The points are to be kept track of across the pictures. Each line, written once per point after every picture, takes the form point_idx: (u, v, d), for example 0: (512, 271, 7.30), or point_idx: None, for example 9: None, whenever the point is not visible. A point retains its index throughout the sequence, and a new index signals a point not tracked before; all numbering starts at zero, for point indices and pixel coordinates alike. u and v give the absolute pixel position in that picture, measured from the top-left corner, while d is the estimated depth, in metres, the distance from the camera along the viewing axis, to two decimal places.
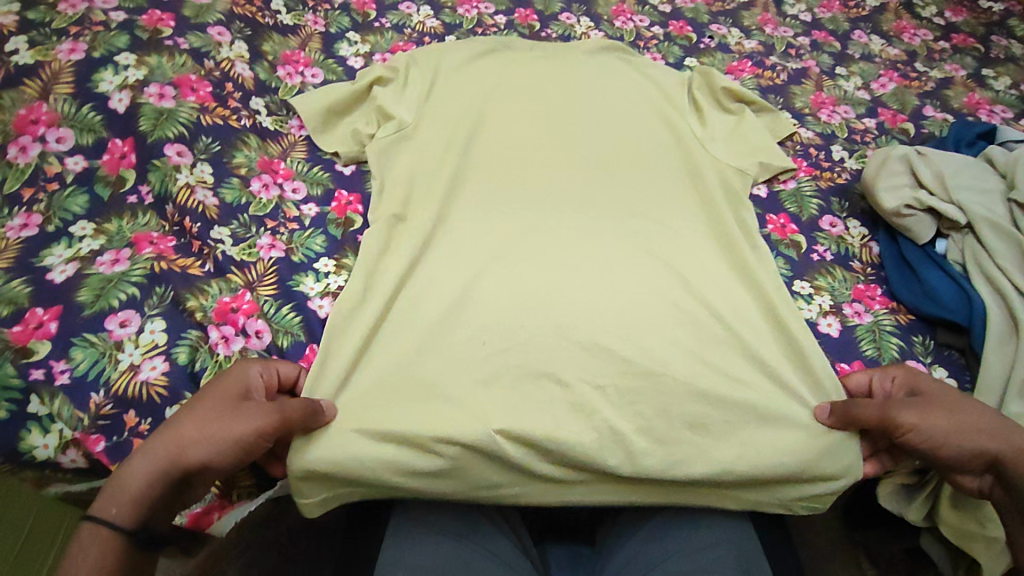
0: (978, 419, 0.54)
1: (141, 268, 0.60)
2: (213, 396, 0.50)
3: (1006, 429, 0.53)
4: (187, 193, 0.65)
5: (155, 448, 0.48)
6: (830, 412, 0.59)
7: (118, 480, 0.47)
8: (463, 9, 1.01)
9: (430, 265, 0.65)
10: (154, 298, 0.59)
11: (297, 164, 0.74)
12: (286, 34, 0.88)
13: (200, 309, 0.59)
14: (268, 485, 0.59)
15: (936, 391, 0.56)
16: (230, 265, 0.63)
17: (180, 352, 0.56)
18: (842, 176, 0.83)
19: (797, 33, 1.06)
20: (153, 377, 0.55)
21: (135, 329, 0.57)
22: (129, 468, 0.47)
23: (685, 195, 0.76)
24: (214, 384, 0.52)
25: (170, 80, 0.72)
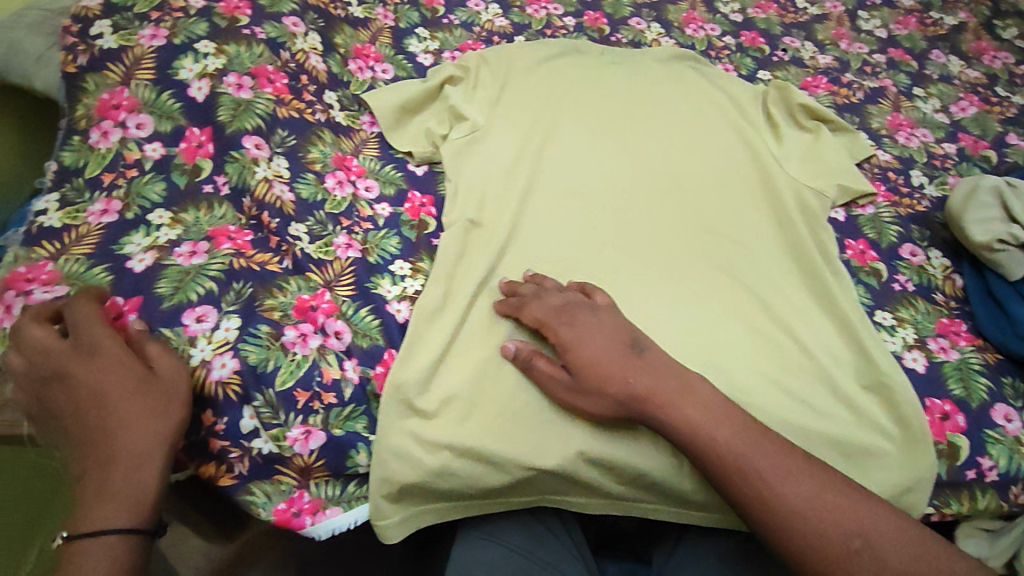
0: (601, 359, 0.53)
1: (219, 262, 0.59)
2: (127, 381, 0.49)
3: (619, 367, 0.53)
4: (265, 187, 0.65)
5: (138, 450, 0.47)
6: (515, 353, 0.56)
7: (122, 493, 0.46)
8: (532, 9, 1.00)
9: (506, 272, 0.64)
10: (231, 294, 0.58)
11: (369, 161, 0.74)
12: (356, 27, 0.87)
13: (278, 308, 0.58)
14: (343, 478, 0.56)
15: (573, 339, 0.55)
16: (308, 263, 0.62)
17: (249, 350, 0.55)
18: (921, 203, 0.80)
19: (873, 50, 1.03)
20: (225, 377, 0.53)
21: (211, 325, 0.55)
22: (126, 479, 0.46)
23: (762, 216, 0.74)
24: (98, 371, 0.49)
25: (248, 70, 0.71)
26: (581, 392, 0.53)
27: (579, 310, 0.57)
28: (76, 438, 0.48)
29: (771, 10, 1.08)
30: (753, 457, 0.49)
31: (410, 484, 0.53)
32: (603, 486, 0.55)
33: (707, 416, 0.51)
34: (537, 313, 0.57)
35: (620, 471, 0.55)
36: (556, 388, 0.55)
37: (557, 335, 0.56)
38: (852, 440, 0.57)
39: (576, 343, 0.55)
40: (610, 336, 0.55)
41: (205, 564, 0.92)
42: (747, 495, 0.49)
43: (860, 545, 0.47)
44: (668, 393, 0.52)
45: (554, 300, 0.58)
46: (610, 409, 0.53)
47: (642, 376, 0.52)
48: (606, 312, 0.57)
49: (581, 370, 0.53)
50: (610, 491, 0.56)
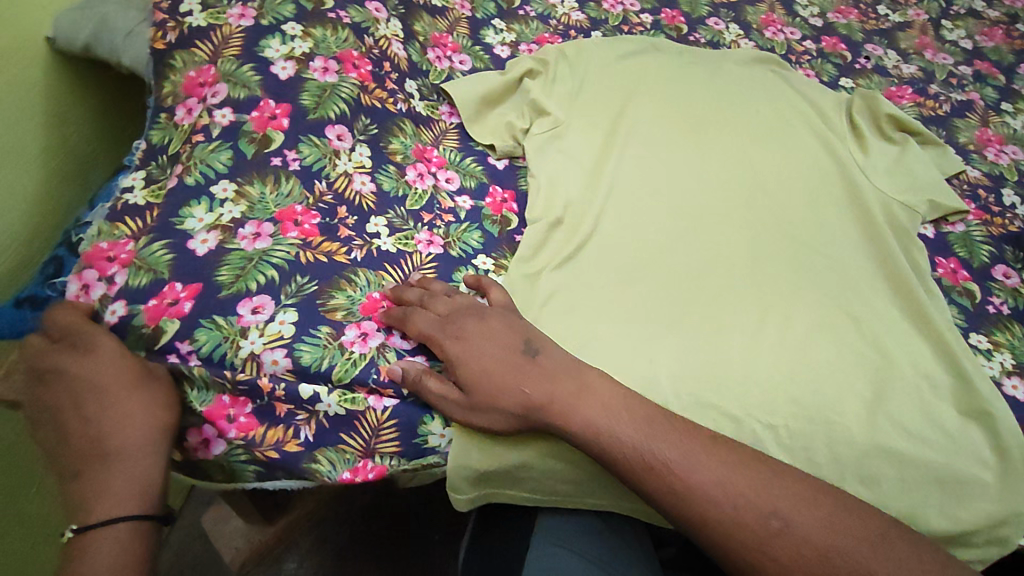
0: (490, 366, 0.51)
1: (284, 251, 0.57)
2: (123, 378, 0.49)
3: (511, 372, 0.51)
4: (345, 181, 0.64)
5: (142, 443, 0.49)
6: (402, 374, 0.53)
7: (126, 486, 0.48)
8: (609, 4, 0.98)
9: (587, 268, 0.63)
10: (291, 286, 0.55)
11: (449, 153, 0.73)
12: (434, 14, 0.86)
13: (343, 308, 0.56)
14: (412, 452, 0.54)
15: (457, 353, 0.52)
16: (382, 260, 0.60)
17: (304, 351, 0.53)
18: (1014, 224, 0.77)
19: (958, 62, 1.00)
20: (278, 373, 0.52)
21: (265, 317, 0.53)
22: (129, 472, 0.48)
23: (847, 227, 0.72)
24: (93, 369, 0.49)
25: (334, 54, 0.70)
26: (476, 408, 0.51)
27: (467, 316, 0.54)
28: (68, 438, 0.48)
29: (852, 16, 1.05)
30: (657, 449, 0.48)
31: (485, 470, 0.52)
32: None
33: (607, 414, 0.49)
34: (423, 326, 0.54)
35: None
36: (454, 408, 0.51)
37: (443, 350, 0.52)
38: (949, 467, 0.54)
39: (463, 356, 0.52)
40: (500, 344, 0.52)
41: (244, 545, 0.89)
42: (661, 489, 0.47)
43: (780, 526, 0.46)
44: (563, 395, 0.50)
45: (439, 310, 0.55)
46: (509, 421, 0.51)
47: (533, 385, 0.50)
48: (494, 316, 0.54)
49: (475, 383, 0.51)
50: None
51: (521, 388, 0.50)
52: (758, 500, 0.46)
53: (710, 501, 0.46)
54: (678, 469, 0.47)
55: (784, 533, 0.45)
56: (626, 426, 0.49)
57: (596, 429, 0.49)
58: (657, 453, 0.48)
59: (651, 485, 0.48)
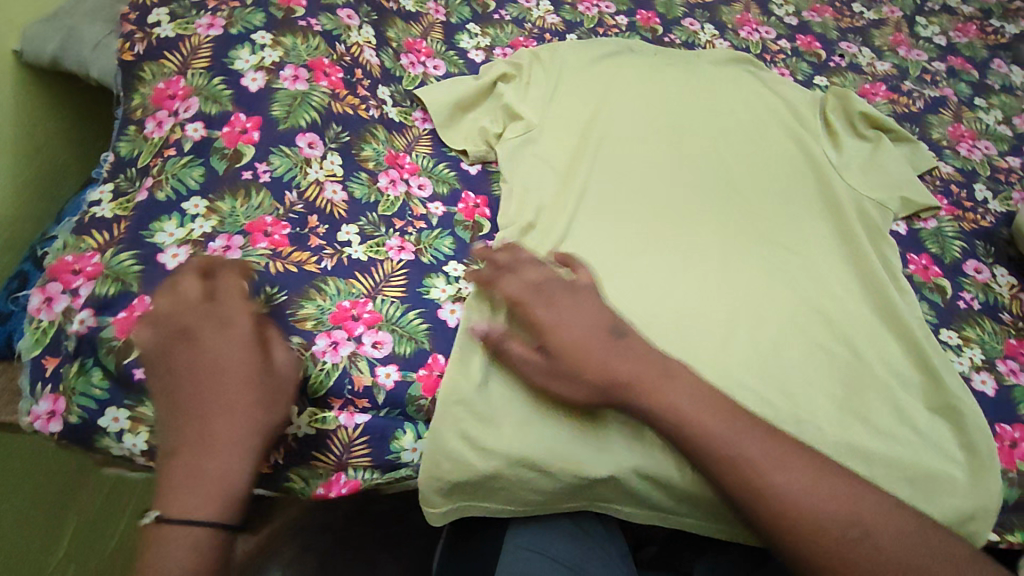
0: (582, 340, 0.51)
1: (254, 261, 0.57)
2: (243, 371, 0.50)
3: (604, 349, 0.51)
4: (316, 189, 0.64)
5: (240, 439, 0.49)
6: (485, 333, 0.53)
7: (224, 479, 0.48)
8: (584, 6, 0.98)
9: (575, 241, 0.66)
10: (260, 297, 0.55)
11: (421, 159, 0.73)
12: (408, 20, 0.87)
13: (313, 316, 0.56)
14: (385, 467, 0.53)
15: (551, 324, 0.52)
16: (353, 269, 0.60)
17: None
18: (986, 218, 0.77)
19: (932, 58, 1.01)
20: None
21: None
22: (225, 466, 0.48)
23: (819, 227, 0.72)
24: (219, 353, 0.50)
25: (304, 62, 0.70)
26: (558, 376, 0.51)
27: (557, 289, 0.54)
28: (186, 410, 0.49)
29: (826, 14, 1.05)
30: (745, 449, 0.49)
31: (460, 482, 0.51)
32: (656, 501, 0.53)
33: (695, 410, 0.50)
34: (513, 289, 0.54)
35: (673, 490, 0.52)
36: (534, 372, 0.51)
37: (533, 314, 0.52)
38: (917, 463, 0.55)
39: (555, 324, 0.52)
40: (590, 320, 0.53)
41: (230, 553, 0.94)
42: (743, 486, 0.48)
43: (858, 535, 0.48)
44: (654, 381, 0.50)
45: (530, 276, 0.55)
46: (590, 395, 0.51)
47: (624, 364, 0.51)
48: (585, 292, 0.54)
49: (564, 353, 0.51)
50: (662, 505, 0.53)
51: (613, 365, 0.51)
52: (839, 509, 0.48)
53: (791, 504, 0.48)
54: (767, 472, 0.49)
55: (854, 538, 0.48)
56: (717, 423, 0.49)
57: (694, 421, 0.49)
58: (745, 453, 0.49)
59: (734, 481, 0.49)
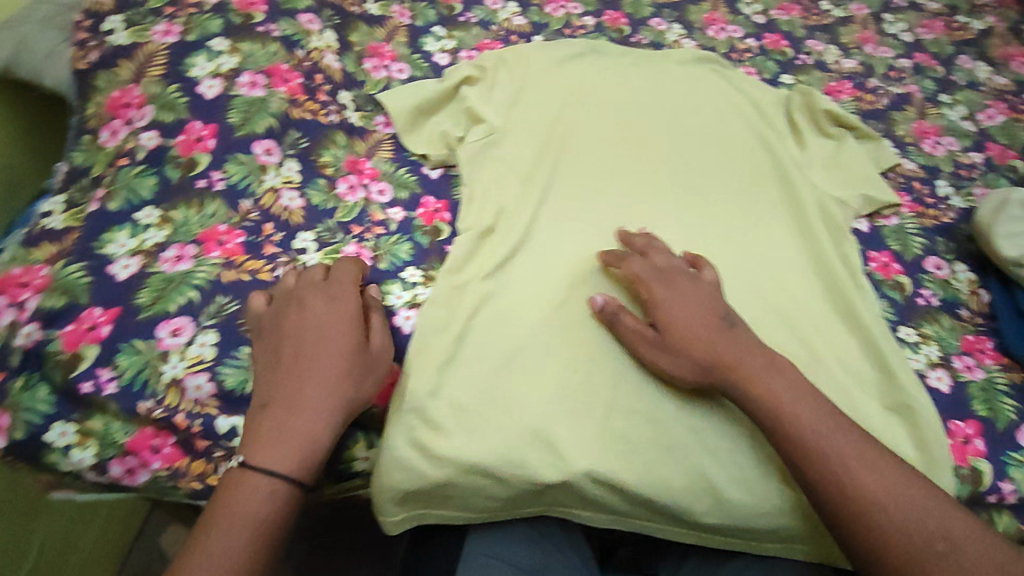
0: (699, 324, 0.54)
1: (206, 271, 0.58)
2: (346, 342, 0.52)
3: (718, 333, 0.54)
4: (272, 196, 0.64)
5: (329, 406, 0.49)
6: (601, 304, 0.57)
7: (307, 439, 0.48)
8: (551, 8, 0.98)
9: (541, 232, 0.67)
10: (211, 308, 0.56)
11: (382, 164, 0.73)
12: (372, 24, 0.87)
13: None
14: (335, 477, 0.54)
15: (665, 306, 0.56)
16: None
17: (227, 373, 0.53)
18: (947, 215, 0.78)
19: (898, 55, 1.01)
20: (201, 398, 0.52)
21: (186, 340, 0.54)
22: (308, 426, 0.48)
23: (780, 225, 0.72)
24: (329, 321, 0.52)
25: (262, 69, 0.70)
26: (665, 348, 0.54)
27: (680, 277, 0.58)
28: (283, 370, 0.51)
29: (794, 12, 1.06)
30: (834, 441, 0.49)
31: (410, 489, 0.51)
32: (610, 505, 0.53)
33: (789, 401, 0.50)
34: (636, 268, 0.59)
35: (627, 494, 0.52)
36: (644, 347, 0.54)
37: (649, 291, 0.57)
38: None
39: (669, 302, 0.56)
40: (704, 308, 0.56)
41: None
42: (826, 478, 0.48)
43: (945, 549, 0.45)
44: (757, 368, 0.52)
45: (663, 265, 0.59)
46: (693, 372, 0.53)
47: (731, 347, 0.53)
48: (706, 287, 0.58)
49: (673, 327, 0.54)
50: (614, 508, 0.53)
51: (729, 346, 0.53)
52: (925, 518, 0.46)
53: (879, 505, 0.46)
54: (853, 464, 0.48)
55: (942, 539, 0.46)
56: (809, 411, 0.50)
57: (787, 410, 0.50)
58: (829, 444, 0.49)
59: (818, 476, 0.48)
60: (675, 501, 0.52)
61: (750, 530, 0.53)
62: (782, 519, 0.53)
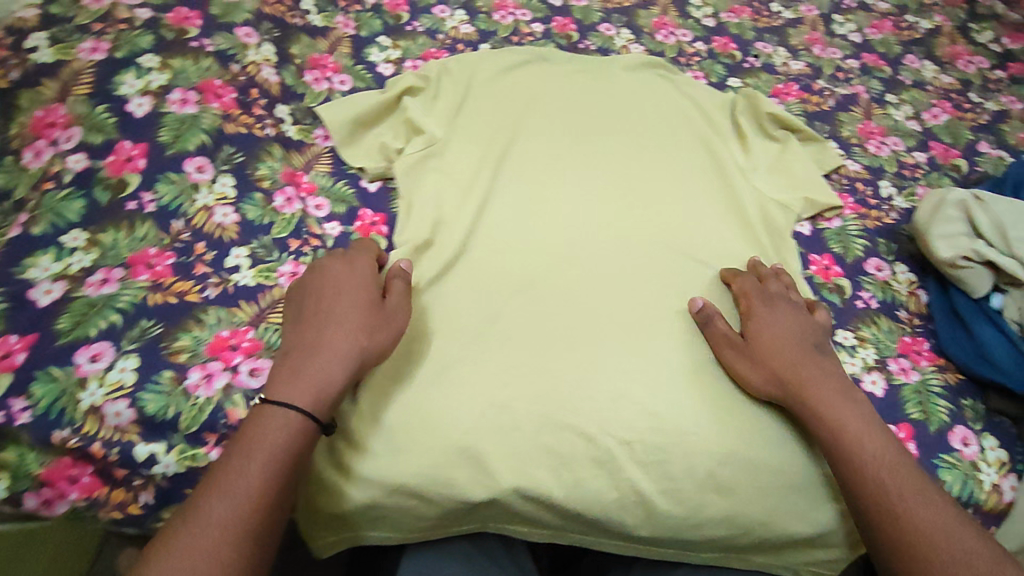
0: (783, 339, 0.57)
1: (132, 294, 0.56)
2: (360, 297, 0.54)
3: (809, 356, 0.56)
4: (204, 215, 0.63)
5: (340, 349, 0.51)
6: (701, 305, 0.61)
7: (319, 373, 0.49)
8: (499, 15, 0.97)
9: (481, 239, 0.67)
10: (134, 331, 0.54)
11: (320, 178, 0.72)
12: (314, 35, 0.86)
13: (188, 348, 0.55)
14: None
15: (764, 324, 0.59)
16: (238, 296, 0.59)
17: (147, 399, 0.52)
18: (889, 215, 0.78)
19: (846, 55, 1.02)
20: (121, 425, 0.51)
21: (105, 365, 0.52)
22: (321, 363, 0.50)
23: (724, 228, 0.71)
24: (344, 279, 0.56)
25: (194, 85, 0.69)
26: (749, 355, 0.57)
27: (785, 302, 0.61)
28: (302, 322, 0.54)
29: (744, 14, 1.06)
30: (894, 473, 0.50)
31: (339, 512, 0.52)
32: (542, 519, 0.53)
33: (853, 424, 0.52)
34: (744, 284, 0.63)
35: (557, 508, 0.53)
36: (727, 352, 0.58)
37: (750, 304, 0.61)
38: (804, 471, 0.55)
39: (762, 317, 0.59)
40: (800, 332, 0.58)
41: None
42: (874, 508, 0.49)
43: None
44: (830, 392, 0.54)
45: (771, 289, 0.62)
46: (769, 382, 0.55)
47: (813, 369, 0.55)
48: (809, 319, 0.60)
49: (760, 337, 0.58)
50: (548, 522, 0.54)
51: (812, 365, 0.56)
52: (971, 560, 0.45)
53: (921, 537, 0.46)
54: (902, 502, 0.48)
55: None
56: (877, 442, 0.51)
57: (853, 440, 0.51)
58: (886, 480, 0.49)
59: (867, 499, 0.49)
60: (605, 513, 0.53)
61: (683, 541, 0.54)
62: (714, 528, 0.53)
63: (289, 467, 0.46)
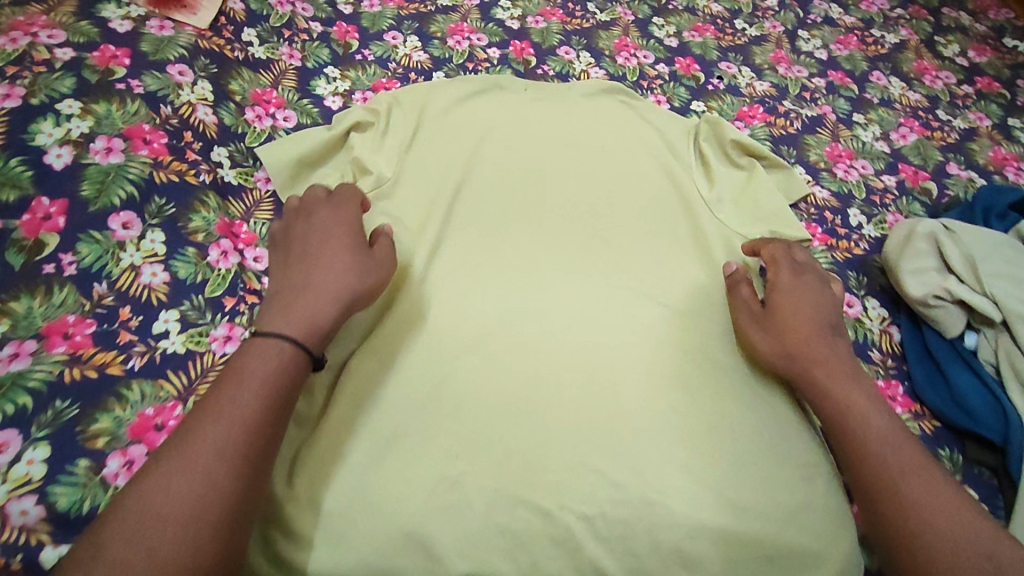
0: (801, 313, 0.61)
1: (45, 370, 0.51)
2: (346, 239, 0.57)
3: (824, 332, 0.60)
4: (130, 277, 0.58)
5: (328, 290, 0.53)
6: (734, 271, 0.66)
7: (309, 309, 0.52)
8: (454, 40, 0.93)
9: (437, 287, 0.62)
10: (46, 415, 0.49)
11: (260, 227, 0.68)
12: (256, 69, 0.81)
13: (106, 432, 0.50)
14: None
15: (785, 296, 0.63)
16: (165, 367, 0.55)
17: (58, 493, 0.47)
18: (859, 246, 0.76)
19: (812, 73, 0.99)
20: (28, 525, 0.46)
21: (10, 457, 0.47)
22: (312, 300, 0.52)
23: (686, 266, 0.67)
24: (329, 227, 0.58)
25: (119, 131, 0.65)
26: (765, 326, 0.61)
27: (811, 277, 0.65)
28: (292, 265, 0.56)
29: (708, 33, 1.03)
30: (899, 453, 0.53)
31: None
32: None
33: (863, 405, 0.55)
34: (775, 252, 0.67)
35: None
36: (745, 318, 0.62)
37: (778, 274, 0.65)
38: (778, 539, 0.51)
39: (787, 287, 0.63)
40: (819, 309, 0.62)
41: None
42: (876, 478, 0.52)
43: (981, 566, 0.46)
44: (842, 373, 0.58)
45: (799, 258, 0.67)
46: (780, 356, 0.59)
47: (828, 348, 0.59)
48: (827, 295, 0.64)
49: (778, 308, 0.62)
50: None
51: (823, 340, 0.59)
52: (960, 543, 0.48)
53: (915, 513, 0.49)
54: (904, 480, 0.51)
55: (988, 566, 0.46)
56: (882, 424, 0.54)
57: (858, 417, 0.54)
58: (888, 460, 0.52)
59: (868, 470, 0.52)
60: None
61: None
62: None
63: (289, 399, 0.47)
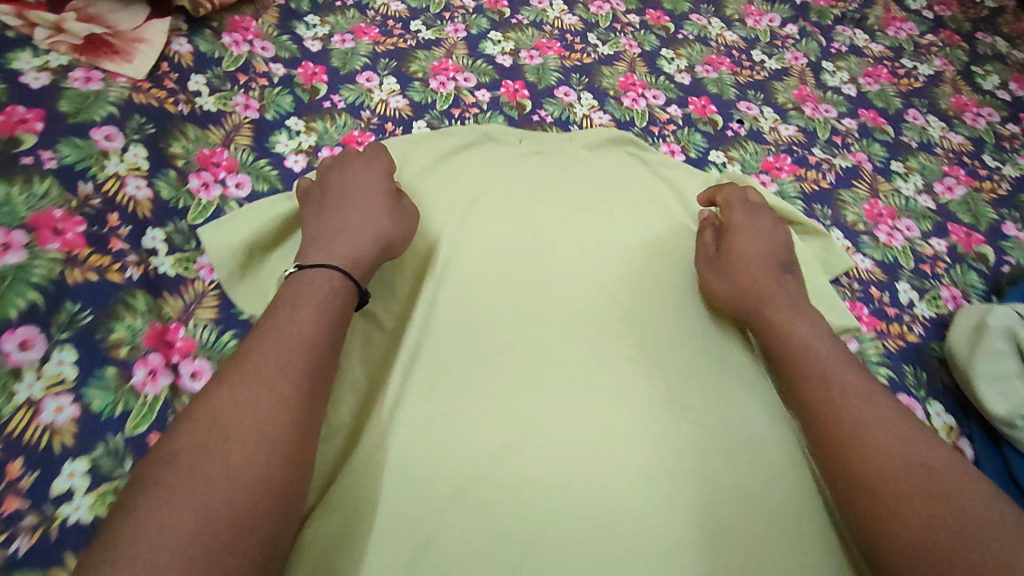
0: (751, 251, 0.57)
1: None
2: (380, 185, 0.55)
3: (773, 269, 0.55)
4: (26, 415, 0.46)
5: (367, 232, 0.51)
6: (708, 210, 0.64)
7: (348, 248, 0.49)
8: (437, 81, 0.81)
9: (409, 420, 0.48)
10: None
11: (201, 330, 0.55)
12: (205, 124, 0.68)
13: None
14: None
15: (737, 236, 0.58)
16: (65, 544, 0.43)
17: None
18: (913, 330, 0.65)
19: (841, 113, 0.88)
20: None
21: None
22: (351, 240, 0.50)
23: (731, 371, 0.54)
24: (362, 170, 0.56)
25: (22, 220, 0.53)
26: (717, 266, 0.57)
27: (765, 219, 0.60)
28: (326, 209, 0.53)
29: (723, 67, 0.91)
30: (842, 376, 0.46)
31: None
32: None
33: (809, 334, 0.50)
34: (730, 195, 0.62)
35: None
36: (700, 260, 0.59)
37: (729, 217, 0.60)
38: None
39: (739, 227, 0.59)
40: (770, 248, 0.58)
41: None
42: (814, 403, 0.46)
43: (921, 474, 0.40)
44: (787, 305, 0.53)
45: (753, 201, 0.62)
46: (731, 291, 0.55)
47: (773, 282, 0.54)
48: (781, 233, 0.60)
49: (730, 248, 0.57)
50: None
51: (769, 272, 0.55)
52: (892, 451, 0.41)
53: (851, 426, 0.43)
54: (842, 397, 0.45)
55: (931, 482, 0.39)
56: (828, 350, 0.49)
57: (801, 346, 0.49)
58: (835, 383, 0.46)
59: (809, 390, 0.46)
60: None
61: None
62: None
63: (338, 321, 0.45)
